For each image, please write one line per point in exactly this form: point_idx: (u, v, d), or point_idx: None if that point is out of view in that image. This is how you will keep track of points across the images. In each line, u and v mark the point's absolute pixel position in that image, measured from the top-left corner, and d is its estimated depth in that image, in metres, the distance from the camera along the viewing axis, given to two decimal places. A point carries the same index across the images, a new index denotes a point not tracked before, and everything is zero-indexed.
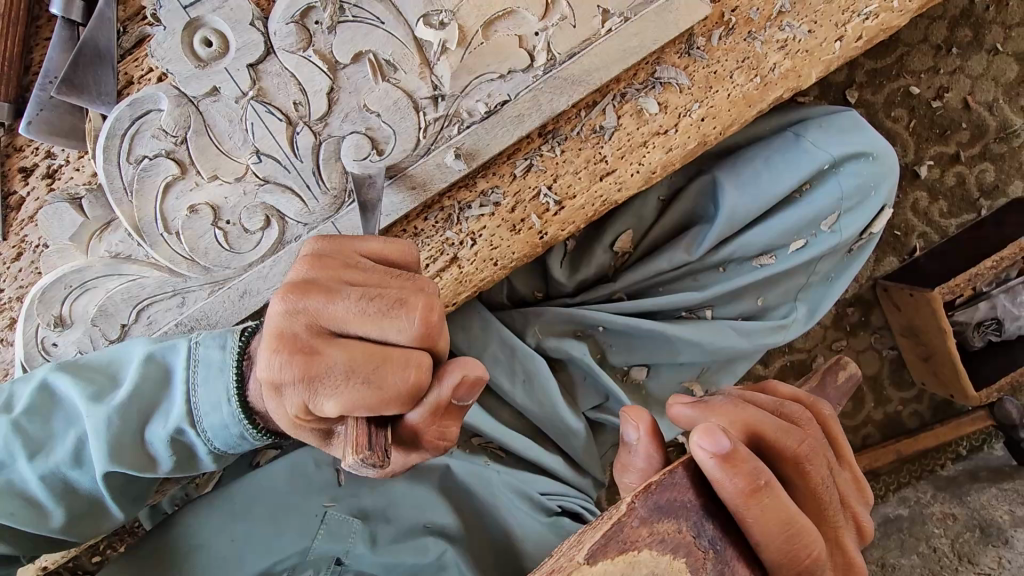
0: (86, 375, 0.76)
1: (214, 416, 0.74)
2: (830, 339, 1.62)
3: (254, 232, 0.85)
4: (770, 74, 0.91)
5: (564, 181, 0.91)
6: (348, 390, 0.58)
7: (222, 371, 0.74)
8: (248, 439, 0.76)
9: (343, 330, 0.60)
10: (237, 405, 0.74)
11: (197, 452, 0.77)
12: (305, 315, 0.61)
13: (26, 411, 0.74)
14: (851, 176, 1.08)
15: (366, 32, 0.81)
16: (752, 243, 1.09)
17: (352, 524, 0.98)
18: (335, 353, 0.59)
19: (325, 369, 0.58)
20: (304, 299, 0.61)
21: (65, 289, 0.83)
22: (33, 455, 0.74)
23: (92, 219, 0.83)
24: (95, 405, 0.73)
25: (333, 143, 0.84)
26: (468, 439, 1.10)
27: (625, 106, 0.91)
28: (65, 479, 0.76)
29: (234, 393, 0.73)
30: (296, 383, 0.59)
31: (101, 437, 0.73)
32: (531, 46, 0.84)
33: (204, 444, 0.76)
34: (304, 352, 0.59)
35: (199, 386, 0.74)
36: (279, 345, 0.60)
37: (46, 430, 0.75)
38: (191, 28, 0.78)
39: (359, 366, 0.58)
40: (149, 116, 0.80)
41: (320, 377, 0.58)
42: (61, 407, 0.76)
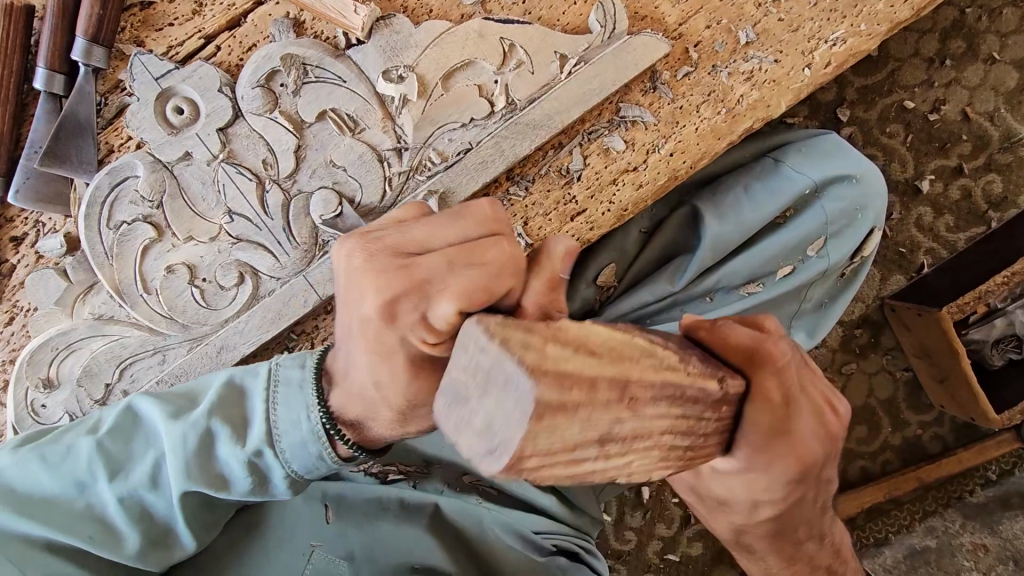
0: (167, 398, 0.70)
1: (294, 434, 0.65)
2: (839, 362, 1.56)
3: (228, 289, 0.87)
4: (738, 106, 0.91)
5: (535, 223, 0.91)
6: (456, 282, 0.51)
7: (300, 388, 0.66)
8: (324, 461, 0.65)
9: (427, 245, 0.56)
10: (321, 417, 0.64)
11: (273, 477, 0.66)
12: (382, 249, 0.56)
13: (109, 431, 0.67)
14: (835, 200, 1.06)
15: (329, 91, 0.83)
16: (739, 270, 1.07)
17: None
18: (430, 258, 0.53)
19: (428, 271, 0.53)
20: (374, 241, 0.56)
21: (52, 351, 0.86)
22: (113, 474, 0.65)
23: (76, 283, 0.86)
24: (173, 422, 0.66)
25: (302, 199, 0.86)
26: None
27: (591, 145, 0.91)
28: (145, 501, 0.66)
29: (316, 414, 0.64)
30: (407, 291, 0.54)
31: (177, 455, 0.64)
32: (491, 93, 0.85)
33: (280, 468, 0.66)
34: (397, 265, 0.54)
35: (278, 407, 0.66)
36: (371, 273, 0.55)
37: (125, 451, 0.67)
38: (163, 98, 0.83)
39: (457, 256, 0.53)
40: (127, 183, 0.84)
41: (426, 283, 0.53)
42: (143, 429, 0.68)
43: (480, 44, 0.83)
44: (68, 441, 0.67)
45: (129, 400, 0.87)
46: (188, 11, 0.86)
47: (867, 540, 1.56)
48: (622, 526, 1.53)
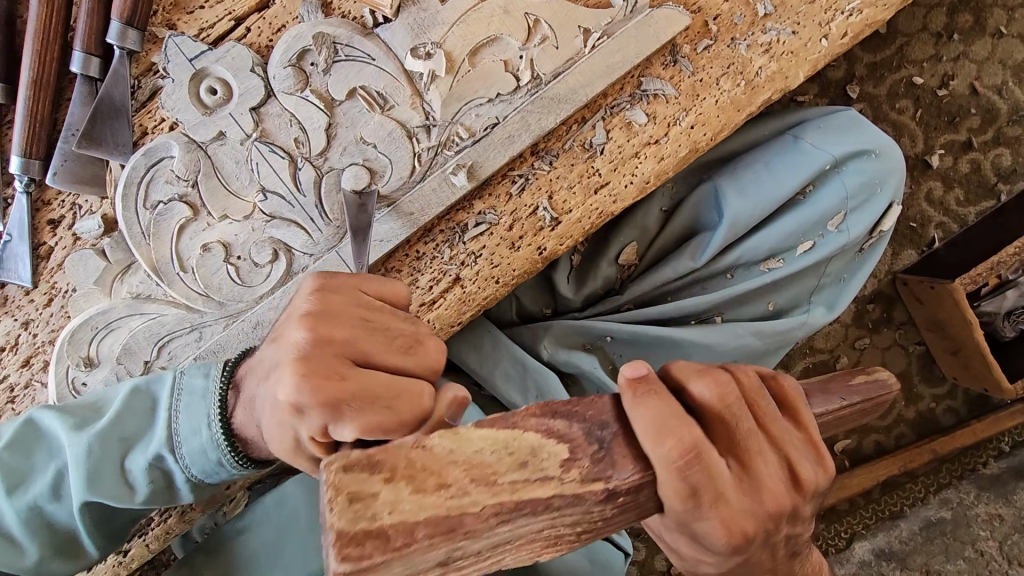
0: (71, 410, 0.77)
1: (193, 442, 0.74)
2: (852, 338, 1.58)
3: (263, 265, 0.89)
4: (756, 77, 0.92)
5: (560, 198, 0.93)
6: (370, 412, 0.58)
7: (202, 397, 0.74)
8: (225, 467, 0.75)
9: (367, 362, 0.63)
10: (218, 431, 0.73)
11: (175, 481, 0.76)
12: (331, 346, 0.62)
13: (11, 444, 0.75)
14: (855, 174, 1.08)
15: (359, 69, 0.85)
16: (760, 246, 1.09)
17: None
18: (366, 376, 0.60)
19: (353, 395, 0.59)
20: (324, 342, 0.62)
21: (92, 330, 0.88)
22: (14, 488, 0.74)
23: (114, 262, 0.88)
24: (76, 434, 0.74)
25: (334, 175, 0.88)
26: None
27: (614, 118, 0.93)
28: (43, 511, 0.75)
29: (215, 419, 0.73)
30: (320, 407, 0.59)
31: (77, 465, 0.73)
32: (516, 68, 0.87)
33: (181, 472, 0.75)
34: (332, 377, 0.60)
35: (180, 412, 0.75)
36: (304, 374, 0.60)
37: (27, 463, 0.75)
38: (197, 78, 0.84)
39: (382, 389, 0.59)
40: (162, 163, 0.86)
41: (341, 402, 0.59)
42: (45, 441, 0.77)
43: (505, 20, 0.85)
44: None
45: None
46: None
47: (882, 513, 1.58)
48: None
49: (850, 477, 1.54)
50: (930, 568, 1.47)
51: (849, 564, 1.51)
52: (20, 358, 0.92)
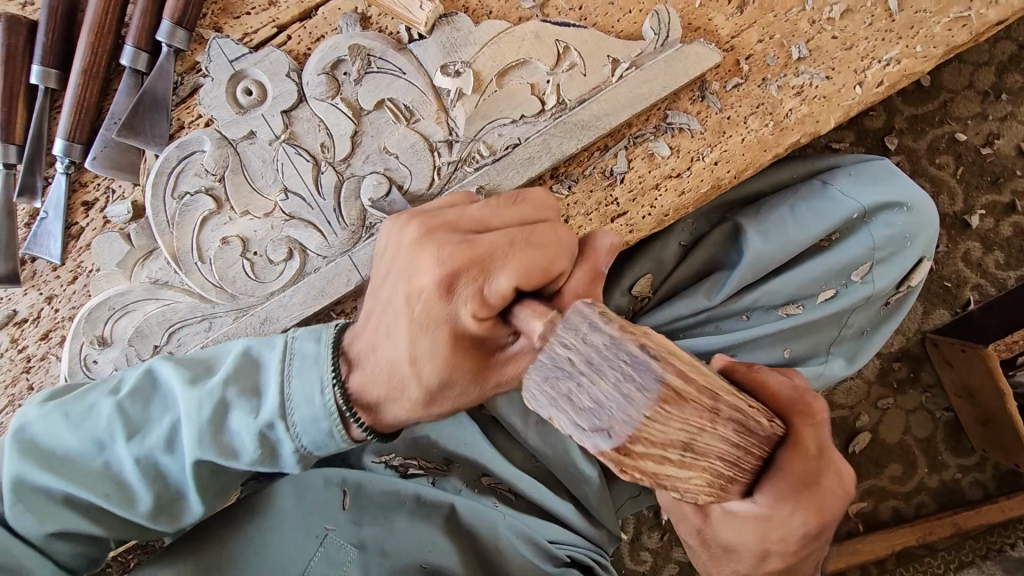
0: (185, 364, 0.74)
1: (307, 408, 0.69)
2: (874, 396, 1.51)
3: (277, 263, 0.90)
4: (786, 119, 0.91)
5: (576, 222, 0.93)
6: (519, 257, 0.61)
7: (317, 363, 0.71)
8: (337, 437, 0.70)
9: (487, 228, 0.65)
10: (333, 396, 0.69)
11: (281, 452, 0.71)
12: (443, 225, 0.65)
13: (130, 394, 0.73)
14: (884, 226, 1.05)
15: (389, 81, 0.87)
16: (779, 290, 1.07)
17: (348, 552, 1.00)
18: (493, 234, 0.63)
19: (491, 248, 0.62)
20: (443, 234, 0.64)
21: (108, 310, 0.91)
22: (130, 435, 0.70)
23: (136, 247, 0.91)
24: (191, 388, 0.71)
25: (354, 182, 0.89)
26: (477, 478, 1.14)
27: (637, 149, 0.92)
28: (157, 463, 0.71)
29: (331, 387, 0.69)
30: (469, 270, 0.62)
31: (192, 419, 0.69)
32: (542, 92, 0.88)
33: (290, 443, 0.70)
34: (463, 243, 0.62)
35: (294, 380, 0.70)
36: (438, 246, 0.62)
37: (144, 413, 0.72)
38: (235, 79, 0.88)
39: (519, 237, 0.63)
40: (194, 156, 0.89)
41: (488, 257, 0.62)
42: (161, 394, 0.74)
43: (535, 44, 0.87)
44: (97, 404, 0.72)
45: None
46: (264, 2, 0.92)
47: None
48: (637, 546, 1.51)
49: (862, 543, 1.46)
50: None
51: None
52: (40, 331, 0.96)
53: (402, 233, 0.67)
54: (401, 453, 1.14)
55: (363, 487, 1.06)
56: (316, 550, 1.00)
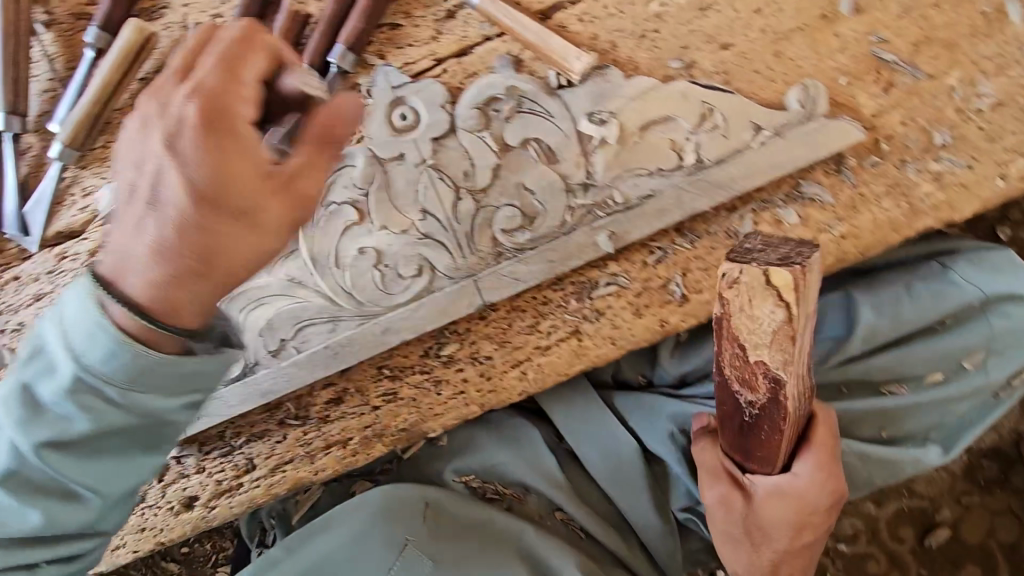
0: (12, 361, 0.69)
1: (93, 350, 0.63)
2: (958, 491, 1.44)
3: (406, 277, 0.95)
4: (920, 204, 0.92)
5: (693, 276, 0.95)
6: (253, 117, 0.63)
7: (55, 312, 0.66)
8: (137, 370, 0.64)
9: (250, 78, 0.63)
10: (114, 331, 0.62)
11: (115, 409, 0.66)
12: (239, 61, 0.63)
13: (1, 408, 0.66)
14: (1005, 317, 1.04)
15: (537, 122, 0.92)
16: (884, 366, 1.06)
17: (426, 563, 1.03)
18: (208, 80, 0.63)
19: (250, 92, 0.62)
20: (219, 116, 0.61)
21: (246, 301, 0.98)
22: (51, 447, 0.66)
23: (280, 246, 0.97)
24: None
25: (489, 212, 0.94)
26: (550, 512, 1.15)
27: (764, 214, 0.94)
28: (87, 407, 0.65)
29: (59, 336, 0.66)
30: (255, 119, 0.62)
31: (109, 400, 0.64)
32: (682, 148, 0.91)
33: (95, 379, 0.64)
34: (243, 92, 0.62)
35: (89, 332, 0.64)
36: (214, 74, 0.62)
37: None
38: (394, 104, 0.95)
39: (323, 133, 0.65)
40: (345, 169, 0.96)
41: (222, 117, 0.61)
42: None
43: (681, 103, 0.90)
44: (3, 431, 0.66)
45: (297, 357, 0.98)
46: (427, 36, 0.98)
47: None
48: None
49: None
50: None
51: None
52: None
53: (190, 166, 0.61)
54: (479, 476, 1.18)
55: (445, 504, 1.10)
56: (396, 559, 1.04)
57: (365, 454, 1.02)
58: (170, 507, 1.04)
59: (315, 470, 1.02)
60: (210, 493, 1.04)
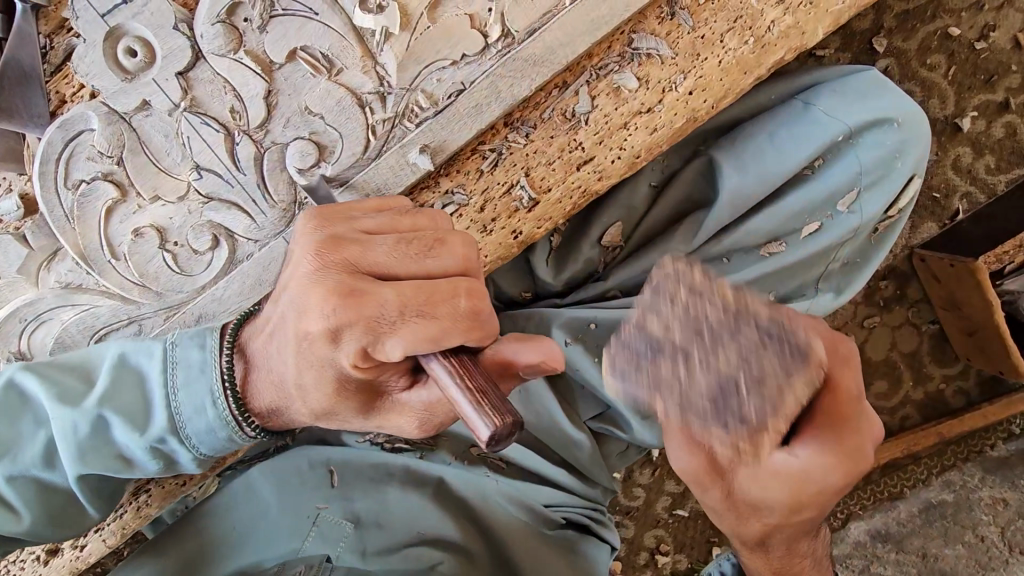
0: (55, 378, 0.70)
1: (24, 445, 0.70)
2: (861, 316, 1.48)
3: (203, 253, 0.80)
4: (767, 34, 0.79)
5: (537, 174, 0.82)
6: (405, 326, 0.58)
7: (203, 373, 0.69)
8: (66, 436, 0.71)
9: (384, 273, 0.61)
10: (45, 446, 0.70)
11: (180, 459, 0.73)
12: (341, 265, 0.60)
13: None
14: (872, 146, 0.96)
15: (300, 26, 0.72)
16: (757, 229, 1.00)
17: (343, 527, 0.98)
18: (386, 293, 0.59)
19: (377, 308, 0.58)
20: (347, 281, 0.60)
21: (20, 323, 0.81)
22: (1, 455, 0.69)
23: (38, 250, 0.79)
24: (66, 408, 0.68)
25: (277, 151, 0.77)
26: (467, 449, 1.10)
27: (599, 84, 0.80)
28: (39, 480, 0.71)
29: (223, 396, 0.69)
30: (353, 324, 0.59)
31: (71, 441, 0.69)
32: (484, 23, 0.74)
33: (186, 451, 0.72)
34: (354, 294, 0.59)
35: (179, 392, 0.69)
36: (325, 297, 0.59)
37: (12, 431, 0.69)
38: (113, 39, 0.71)
39: (410, 301, 0.59)
40: (82, 137, 0.75)
41: (378, 319, 0.59)
42: (31, 407, 0.70)
43: None
44: None
45: None
46: None
47: (881, 494, 1.52)
48: (630, 484, 1.53)
49: None
50: (926, 552, 1.44)
51: (844, 545, 1.49)
52: None
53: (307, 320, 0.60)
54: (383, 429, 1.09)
55: (349, 464, 1.05)
56: (309, 530, 0.98)
57: None
58: (35, 557, 0.92)
59: (180, 481, 0.92)
60: None
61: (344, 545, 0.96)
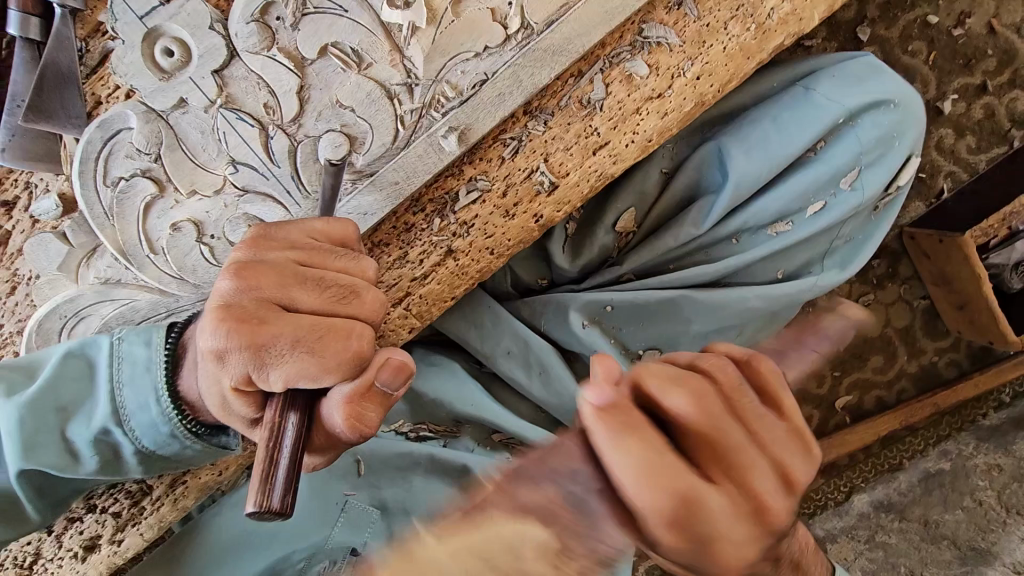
0: (1, 369, 0.73)
1: None
2: (855, 294, 1.54)
3: (238, 245, 0.83)
4: (768, 21, 0.84)
5: (557, 160, 0.86)
6: (294, 361, 0.63)
7: (148, 369, 0.73)
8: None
9: (291, 305, 0.65)
10: None
11: (122, 453, 0.76)
12: (255, 293, 0.64)
13: None
14: (871, 128, 1.02)
15: (331, 23, 0.76)
16: (763, 211, 1.05)
17: (371, 513, 1.03)
18: (283, 323, 0.63)
19: (271, 339, 0.63)
20: (258, 316, 0.64)
21: (60, 319, 0.83)
22: None
23: (78, 246, 0.81)
24: (8, 398, 0.70)
25: (310, 144, 0.81)
26: (488, 436, 1.11)
27: (613, 72, 0.85)
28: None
29: (165, 390, 0.73)
30: (242, 350, 0.63)
31: (12, 434, 0.70)
32: (505, 16, 0.78)
33: (130, 443, 0.75)
34: (251, 320, 0.63)
35: (124, 386, 0.73)
36: (221, 319, 0.63)
37: None
38: (150, 39, 0.74)
39: (304, 337, 0.63)
40: (120, 136, 0.77)
41: (265, 346, 0.63)
42: None
43: None
44: None
45: None
46: None
47: (881, 467, 1.61)
48: None
49: (849, 434, 1.54)
50: (928, 519, 1.47)
51: (848, 517, 1.53)
52: None
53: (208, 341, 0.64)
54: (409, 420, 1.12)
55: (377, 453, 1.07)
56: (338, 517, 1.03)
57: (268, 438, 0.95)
58: (72, 554, 0.93)
59: (216, 472, 0.94)
60: (112, 528, 0.93)
61: (371, 531, 1.02)
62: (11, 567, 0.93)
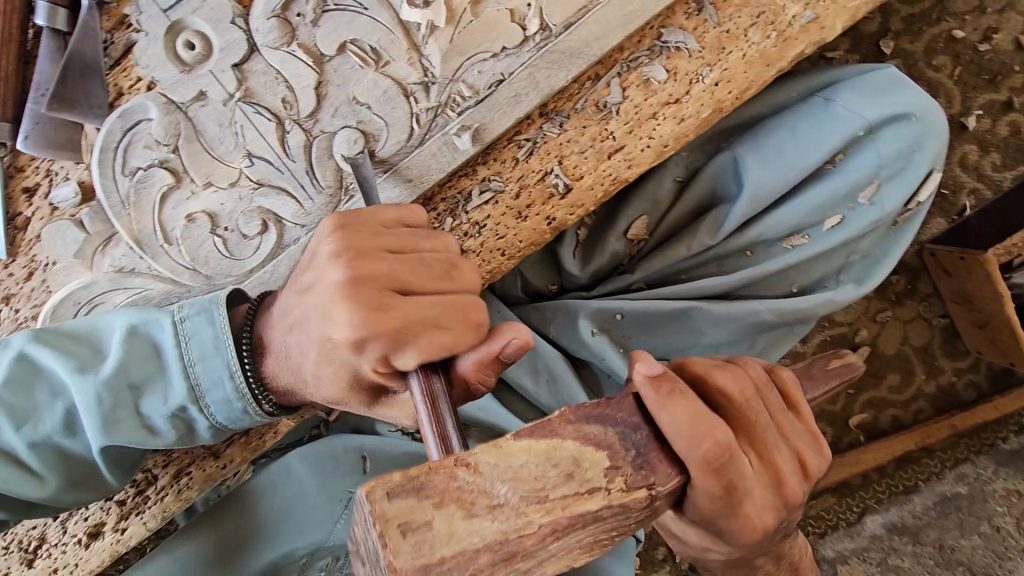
0: (67, 348, 0.72)
1: (42, 414, 0.72)
2: (873, 310, 1.52)
3: (252, 237, 0.85)
4: (790, 28, 0.83)
5: (570, 161, 0.86)
6: (427, 337, 0.62)
7: (218, 349, 0.72)
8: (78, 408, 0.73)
9: (408, 289, 0.64)
10: (62, 413, 0.72)
11: (197, 426, 0.76)
12: (369, 276, 0.62)
13: (7, 382, 0.70)
14: (892, 141, 1.00)
15: (350, 20, 0.76)
16: (779, 223, 1.04)
17: None
18: (411, 306, 0.62)
19: (404, 320, 0.61)
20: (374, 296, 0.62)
21: (75, 305, 0.85)
22: (23, 424, 0.71)
23: (93, 234, 0.83)
24: (84, 376, 0.70)
25: (325, 139, 0.82)
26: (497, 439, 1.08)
27: (630, 75, 0.85)
28: (58, 447, 0.73)
29: (242, 370, 0.73)
30: (382, 336, 0.60)
31: (92, 411, 0.71)
32: (523, 17, 0.78)
33: (204, 420, 0.75)
34: (377, 306, 0.61)
35: (195, 363, 0.73)
36: (347, 305, 0.61)
37: (30, 401, 0.71)
38: (173, 32, 0.74)
39: (432, 315, 0.63)
40: (140, 126, 0.78)
41: (400, 330, 0.61)
42: (45, 378, 0.72)
43: None
44: None
45: None
46: None
47: (896, 488, 1.55)
48: None
49: (864, 452, 1.51)
50: (943, 544, 1.39)
51: (860, 539, 1.47)
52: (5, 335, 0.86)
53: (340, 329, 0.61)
54: None
55: (380, 452, 1.02)
56: (342, 514, 0.98)
57: (272, 433, 0.95)
58: (76, 541, 0.93)
59: (221, 464, 0.94)
60: (116, 515, 0.93)
61: None
62: (17, 551, 0.93)
